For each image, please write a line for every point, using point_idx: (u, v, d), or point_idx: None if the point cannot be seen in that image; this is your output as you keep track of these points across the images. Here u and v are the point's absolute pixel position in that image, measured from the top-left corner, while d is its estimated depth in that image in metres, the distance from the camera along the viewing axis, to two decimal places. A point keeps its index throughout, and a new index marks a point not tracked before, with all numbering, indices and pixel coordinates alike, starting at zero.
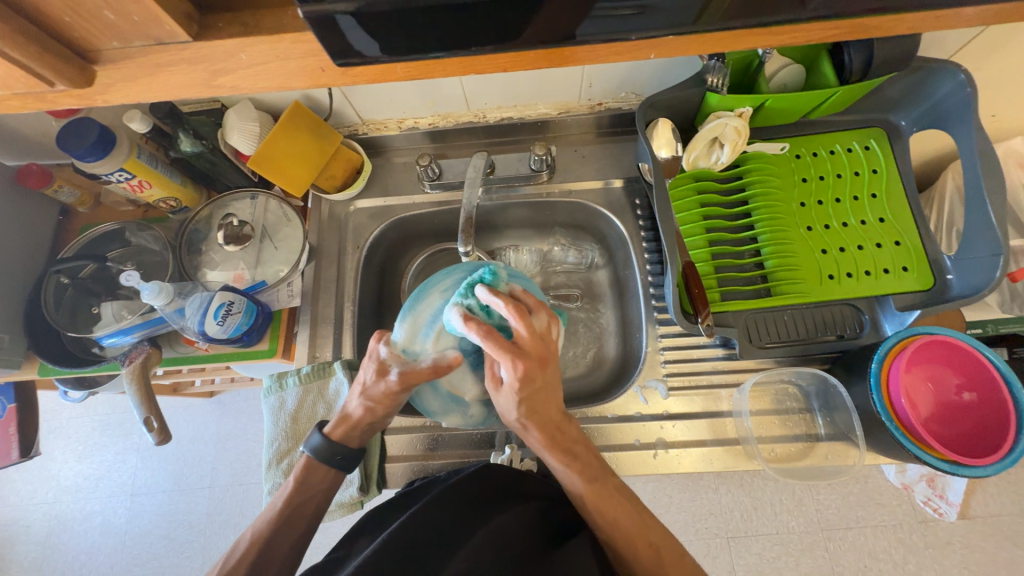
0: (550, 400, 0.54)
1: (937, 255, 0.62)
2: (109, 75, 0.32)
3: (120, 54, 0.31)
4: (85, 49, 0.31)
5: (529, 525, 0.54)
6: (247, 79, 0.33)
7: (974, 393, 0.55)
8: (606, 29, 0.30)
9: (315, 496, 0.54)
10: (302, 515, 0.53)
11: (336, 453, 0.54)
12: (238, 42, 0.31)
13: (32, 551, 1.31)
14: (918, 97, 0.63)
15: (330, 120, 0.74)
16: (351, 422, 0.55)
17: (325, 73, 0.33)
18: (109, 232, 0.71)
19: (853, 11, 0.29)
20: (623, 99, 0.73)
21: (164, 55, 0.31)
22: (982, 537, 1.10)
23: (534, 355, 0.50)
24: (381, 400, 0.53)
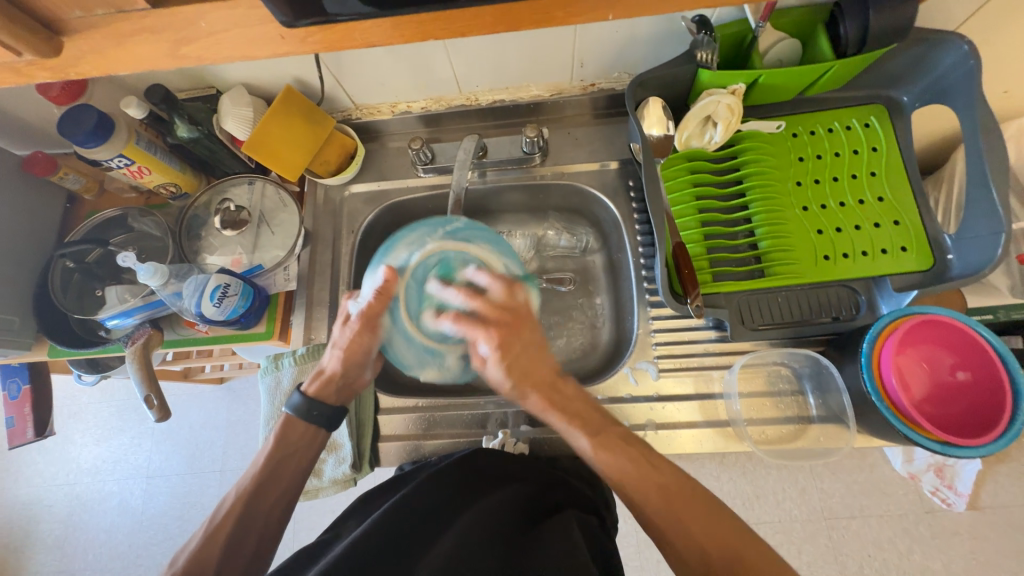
0: (537, 359, 0.55)
1: (937, 235, 0.61)
2: (77, 47, 0.34)
3: (84, 23, 0.33)
4: (51, 20, 0.33)
5: (513, 504, 0.55)
6: (209, 48, 0.33)
7: (968, 372, 0.54)
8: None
9: (297, 451, 0.56)
10: (281, 477, 0.54)
11: (314, 409, 0.57)
12: (196, 11, 0.33)
13: (56, 529, 1.37)
14: (921, 71, 0.60)
15: (323, 105, 0.75)
16: (326, 378, 0.58)
17: (284, 41, 0.34)
18: (113, 218, 0.74)
19: None
20: (616, 79, 0.72)
21: (125, 24, 0.33)
22: (992, 528, 1.08)
23: (500, 321, 0.54)
24: (350, 345, 0.57)
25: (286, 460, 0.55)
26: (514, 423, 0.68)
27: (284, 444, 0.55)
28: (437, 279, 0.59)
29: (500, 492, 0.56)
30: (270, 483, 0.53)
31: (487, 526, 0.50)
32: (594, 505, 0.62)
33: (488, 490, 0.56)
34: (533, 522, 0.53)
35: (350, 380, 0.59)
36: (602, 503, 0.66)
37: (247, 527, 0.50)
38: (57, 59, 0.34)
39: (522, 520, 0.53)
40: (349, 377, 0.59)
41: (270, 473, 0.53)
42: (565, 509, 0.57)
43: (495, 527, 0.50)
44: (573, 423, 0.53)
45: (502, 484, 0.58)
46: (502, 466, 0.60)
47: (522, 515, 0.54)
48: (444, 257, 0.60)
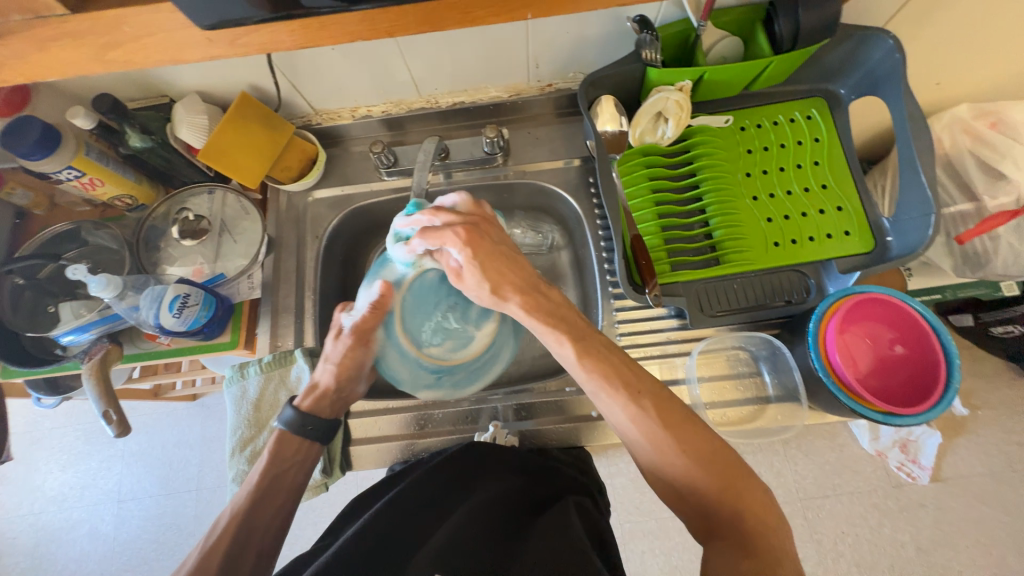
0: (508, 267, 0.54)
1: (877, 219, 0.64)
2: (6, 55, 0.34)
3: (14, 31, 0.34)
4: None
5: (507, 499, 0.56)
6: None
7: (905, 346, 0.57)
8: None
9: (292, 467, 0.59)
10: (281, 485, 0.58)
11: (308, 424, 0.60)
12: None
13: (21, 562, 1.31)
14: (853, 65, 0.64)
15: (281, 112, 0.74)
16: (319, 393, 0.62)
17: None
18: (65, 232, 0.71)
19: None
20: (572, 79, 0.74)
21: (46, 29, 0.34)
22: (954, 498, 1.14)
23: (468, 222, 0.55)
24: (344, 362, 0.61)
25: (287, 471, 0.59)
26: (505, 417, 0.68)
27: (283, 457, 0.59)
28: (435, 298, 0.62)
29: (495, 480, 0.58)
30: (271, 492, 0.57)
31: (484, 517, 0.52)
32: (586, 489, 0.65)
33: (487, 477, 0.59)
34: (527, 515, 0.56)
35: (345, 393, 0.63)
36: (595, 488, 0.68)
37: (251, 529, 0.54)
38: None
39: (517, 513, 0.55)
40: (346, 390, 0.63)
41: (275, 481, 0.58)
42: (563, 499, 0.59)
43: (494, 520, 0.52)
44: (556, 330, 0.53)
45: (500, 472, 0.59)
46: (500, 456, 0.61)
47: (516, 509, 0.56)
48: (440, 274, 0.62)
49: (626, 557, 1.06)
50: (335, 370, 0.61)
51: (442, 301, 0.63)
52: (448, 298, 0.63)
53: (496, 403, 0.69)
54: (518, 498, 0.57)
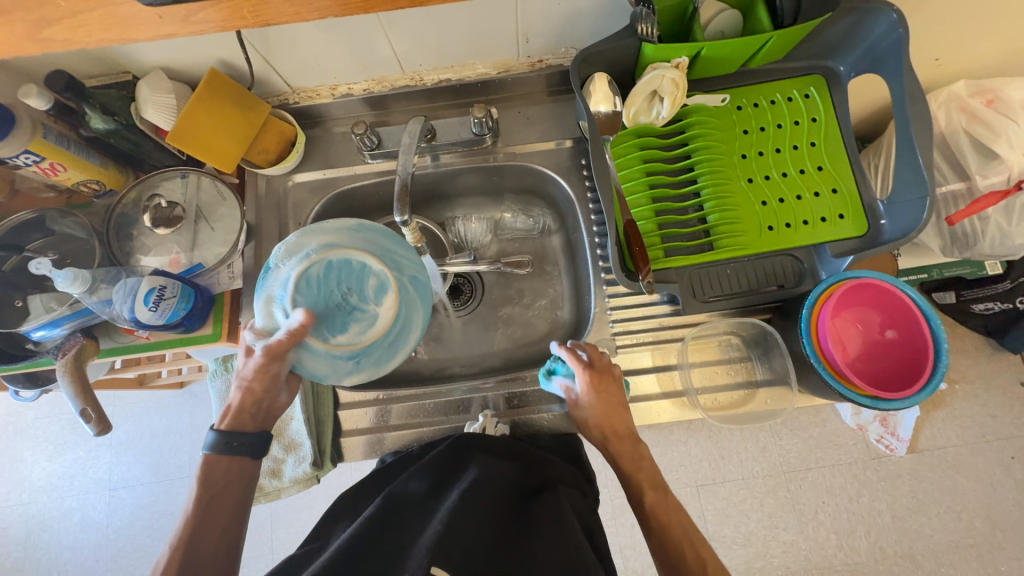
0: (619, 412, 0.58)
1: (871, 202, 0.63)
2: None
3: None
4: None
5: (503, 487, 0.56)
6: None
7: (896, 330, 0.57)
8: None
9: (227, 486, 0.53)
10: (222, 496, 0.53)
11: (233, 441, 0.54)
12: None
13: (14, 551, 1.31)
14: (854, 40, 0.62)
15: (255, 90, 0.70)
16: (236, 410, 0.54)
17: None
18: (28, 220, 0.67)
19: None
20: (563, 55, 0.71)
21: None
22: (929, 468, 1.18)
23: (598, 369, 0.59)
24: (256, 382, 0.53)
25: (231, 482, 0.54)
26: (495, 405, 0.68)
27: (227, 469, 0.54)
28: (323, 286, 0.51)
29: (487, 468, 0.57)
30: (219, 506, 0.52)
31: (477, 502, 0.52)
32: (578, 481, 0.64)
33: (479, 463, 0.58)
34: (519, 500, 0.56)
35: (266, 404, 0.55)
36: (586, 480, 0.68)
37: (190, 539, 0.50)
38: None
39: (509, 496, 0.56)
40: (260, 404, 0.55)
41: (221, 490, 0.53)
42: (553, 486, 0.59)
43: (489, 502, 0.53)
44: (637, 475, 0.57)
45: (493, 460, 0.59)
46: (489, 448, 0.61)
47: (509, 494, 0.56)
48: (327, 263, 0.51)
49: (616, 530, 1.10)
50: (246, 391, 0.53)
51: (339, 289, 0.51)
52: (340, 284, 0.52)
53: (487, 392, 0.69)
54: (510, 484, 0.57)
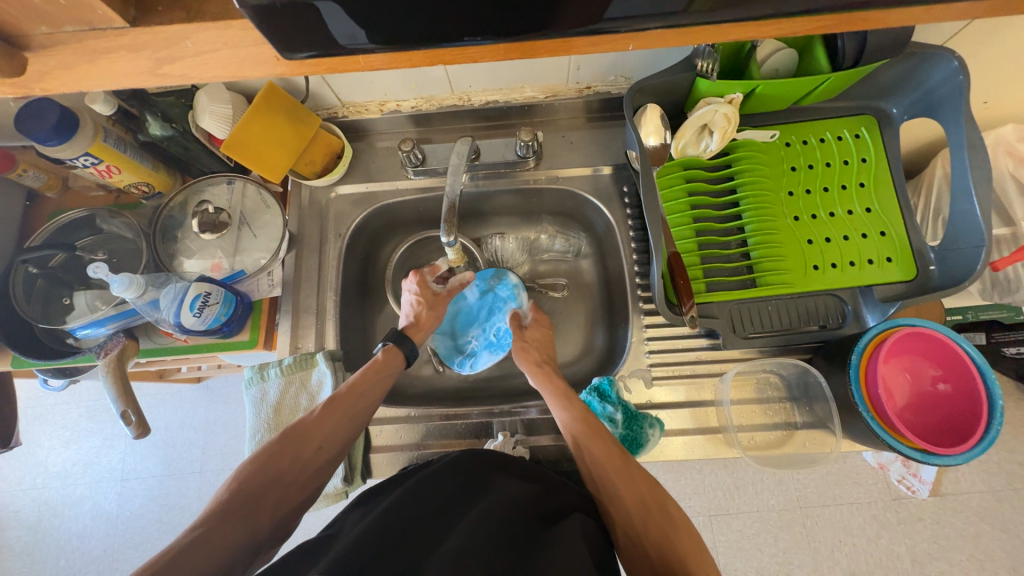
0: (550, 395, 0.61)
1: (921, 246, 0.62)
2: (43, 63, 0.31)
3: (51, 40, 0.31)
4: (13, 35, 0.30)
5: (520, 502, 0.52)
6: (196, 68, 0.32)
7: (949, 384, 0.56)
8: (588, 24, 0.30)
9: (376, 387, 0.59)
10: (313, 451, 0.53)
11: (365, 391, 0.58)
12: (183, 30, 0.31)
13: (24, 535, 1.31)
14: (910, 84, 0.61)
15: (307, 103, 0.72)
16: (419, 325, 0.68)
17: (281, 63, 0.32)
18: (79, 219, 0.69)
19: (825, 3, 0.29)
20: (612, 82, 0.71)
21: (99, 41, 0.31)
22: (952, 513, 1.15)
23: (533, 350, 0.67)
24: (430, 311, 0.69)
25: (317, 443, 0.53)
26: (513, 429, 0.67)
27: (325, 419, 0.54)
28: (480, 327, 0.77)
29: (502, 488, 0.53)
30: (288, 472, 0.51)
31: (500, 524, 0.48)
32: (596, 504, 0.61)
33: (504, 482, 0.54)
34: (540, 523, 0.50)
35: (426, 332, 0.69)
36: None
37: (272, 487, 0.49)
38: (20, 75, 0.31)
39: (527, 517, 0.50)
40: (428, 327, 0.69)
41: (310, 441, 0.53)
42: (573, 512, 0.53)
43: (507, 526, 0.48)
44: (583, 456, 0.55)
45: (508, 482, 0.54)
46: (514, 471, 0.57)
47: (533, 514, 0.51)
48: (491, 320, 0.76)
49: None
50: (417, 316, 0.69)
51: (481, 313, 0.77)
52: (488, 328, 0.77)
53: (506, 414, 0.68)
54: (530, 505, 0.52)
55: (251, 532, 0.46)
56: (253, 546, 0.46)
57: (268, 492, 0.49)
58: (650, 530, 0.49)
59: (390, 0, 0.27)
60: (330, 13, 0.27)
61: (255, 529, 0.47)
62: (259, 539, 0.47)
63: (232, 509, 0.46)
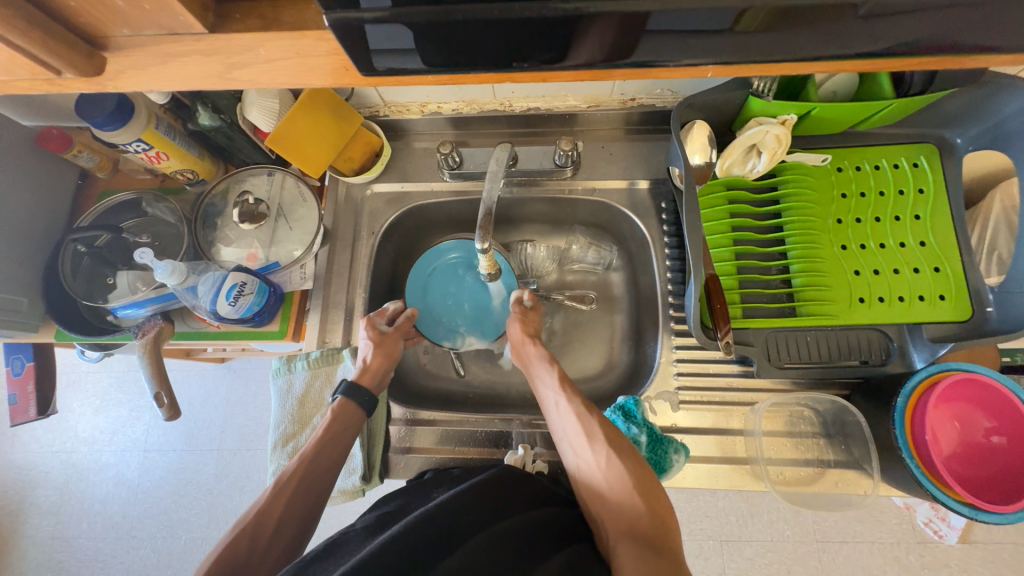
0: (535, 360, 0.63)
1: (978, 286, 0.58)
2: (120, 63, 0.32)
3: (131, 42, 0.32)
4: (95, 35, 0.31)
5: (540, 527, 0.50)
6: (265, 74, 0.32)
7: (1004, 437, 0.54)
8: (657, 49, 0.29)
9: (331, 455, 0.58)
10: (285, 508, 0.53)
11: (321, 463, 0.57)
12: (256, 38, 0.31)
13: (51, 495, 1.37)
14: (980, 114, 0.58)
15: (351, 100, 0.72)
16: (371, 370, 0.64)
17: (349, 73, 0.32)
18: (127, 201, 0.71)
19: (913, 39, 0.28)
20: (658, 96, 0.69)
21: (174, 45, 0.32)
22: (982, 563, 1.08)
23: (528, 318, 0.68)
24: (378, 356, 0.64)
25: (276, 520, 0.52)
26: (532, 442, 0.66)
27: (279, 498, 0.53)
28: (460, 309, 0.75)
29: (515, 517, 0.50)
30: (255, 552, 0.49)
31: (503, 548, 0.46)
32: None
33: (515, 508, 0.52)
34: (549, 548, 0.49)
35: (377, 380, 0.64)
36: None
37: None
38: (99, 73, 0.32)
39: (538, 544, 0.48)
40: (378, 372, 0.64)
41: (281, 501, 0.53)
42: (575, 542, 0.52)
43: (511, 554, 0.46)
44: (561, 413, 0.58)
45: (520, 509, 0.52)
46: (530, 492, 0.56)
47: (546, 539, 0.49)
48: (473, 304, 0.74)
49: None
50: (367, 360, 0.64)
51: (443, 286, 0.76)
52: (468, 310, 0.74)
53: (524, 426, 0.67)
54: (543, 527, 0.51)
55: None
56: None
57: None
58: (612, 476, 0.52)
59: (462, 22, 0.26)
60: (398, 31, 0.27)
61: None
62: None
63: None
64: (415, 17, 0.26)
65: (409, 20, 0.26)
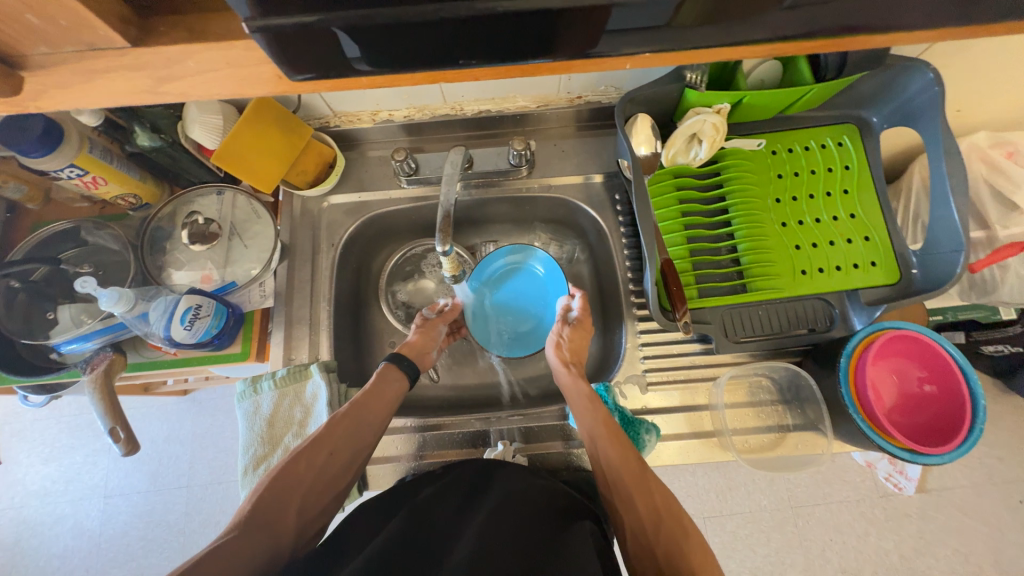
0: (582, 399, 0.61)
1: (903, 251, 0.64)
2: (40, 82, 0.31)
3: (51, 59, 0.31)
4: (11, 54, 0.30)
5: (531, 496, 0.53)
6: (197, 86, 0.32)
7: (935, 385, 0.59)
8: (580, 44, 0.31)
9: (383, 403, 0.61)
10: (326, 458, 0.54)
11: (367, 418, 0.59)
12: (184, 49, 0.31)
13: (0, 557, 1.26)
14: (890, 93, 0.63)
15: (298, 113, 0.71)
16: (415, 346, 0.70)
17: (283, 81, 0.32)
18: (62, 231, 0.67)
19: (810, 25, 0.31)
20: (602, 92, 0.72)
21: (98, 61, 0.31)
22: (937, 509, 1.17)
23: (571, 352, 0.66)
24: (419, 334, 0.71)
25: (327, 454, 0.55)
26: (511, 438, 0.67)
27: (330, 434, 0.56)
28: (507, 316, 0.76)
29: (504, 488, 0.54)
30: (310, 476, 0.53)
31: (502, 527, 0.48)
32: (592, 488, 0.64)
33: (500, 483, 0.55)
34: (551, 528, 0.49)
35: (420, 355, 0.69)
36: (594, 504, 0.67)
37: (289, 496, 0.50)
38: (18, 93, 0.31)
39: (536, 514, 0.50)
40: (418, 345, 0.69)
41: (322, 452, 0.54)
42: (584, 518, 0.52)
43: (510, 531, 0.48)
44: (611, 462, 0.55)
45: (511, 477, 0.55)
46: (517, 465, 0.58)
47: (540, 511, 0.51)
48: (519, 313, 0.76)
49: None
50: (411, 340, 0.70)
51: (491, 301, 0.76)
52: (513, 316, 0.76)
53: (502, 423, 0.68)
54: (538, 507, 0.51)
55: (275, 541, 0.47)
56: (277, 554, 0.47)
57: (280, 502, 0.50)
58: (662, 537, 0.50)
59: (386, 24, 0.27)
60: (322, 36, 0.27)
61: (277, 539, 0.48)
62: (281, 549, 0.47)
63: (259, 518, 0.48)
64: (340, 21, 0.26)
65: (334, 24, 0.26)
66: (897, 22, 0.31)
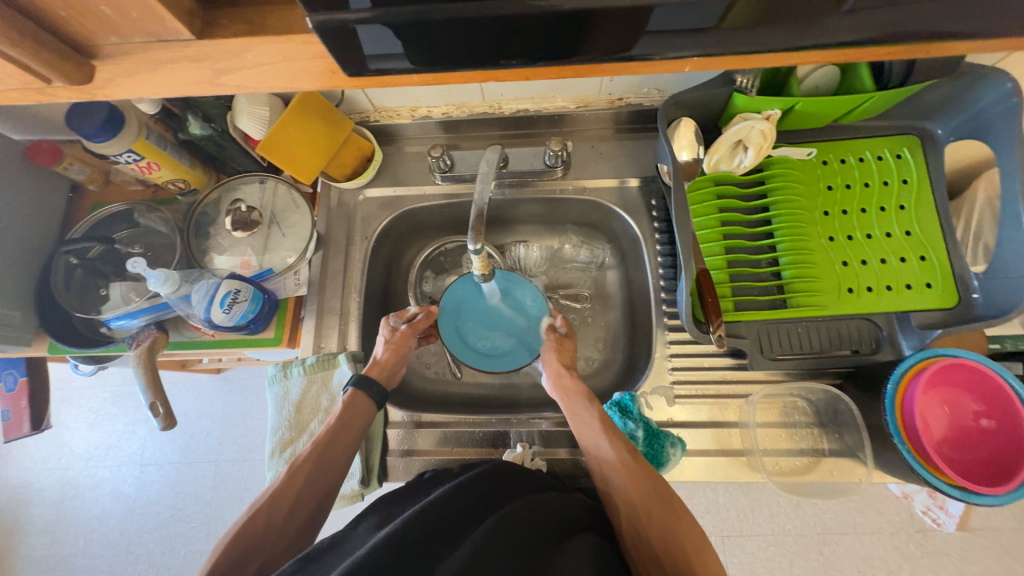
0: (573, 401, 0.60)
1: (963, 273, 0.59)
2: (109, 71, 0.33)
3: (119, 49, 0.32)
4: (84, 44, 0.32)
5: (541, 511, 0.51)
6: (252, 78, 0.33)
7: (993, 420, 0.55)
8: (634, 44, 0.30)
9: (348, 434, 0.58)
10: (288, 509, 0.52)
11: (330, 459, 0.56)
12: (243, 42, 0.31)
13: (46, 512, 1.36)
14: (960, 103, 0.59)
15: (341, 107, 0.73)
16: (382, 364, 0.65)
17: (335, 75, 0.33)
18: (118, 213, 0.71)
19: (883, 28, 0.29)
20: (644, 94, 0.70)
21: (162, 52, 0.32)
22: (981, 550, 1.09)
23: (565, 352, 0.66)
24: (388, 351, 0.65)
25: (290, 502, 0.53)
26: (530, 441, 0.67)
27: (294, 478, 0.54)
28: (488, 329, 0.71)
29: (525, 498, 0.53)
30: (268, 530, 0.50)
31: (512, 532, 0.47)
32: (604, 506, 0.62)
33: (510, 498, 0.53)
34: (542, 545, 0.47)
35: (390, 376, 0.64)
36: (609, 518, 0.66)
37: (253, 553, 0.49)
38: (88, 81, 0.33)
39: (546, 536, 0.49)
40: (388, 366, 0.64)
41: (285, 500, 0.52)
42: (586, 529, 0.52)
43: (522, 543, 0.46)
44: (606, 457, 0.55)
45: (529, 492, 0.54)
46: (529, 481, 0.57)
47: (543, 534, 0.49)
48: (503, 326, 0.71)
49: None
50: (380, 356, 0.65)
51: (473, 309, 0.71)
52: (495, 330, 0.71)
53: (522, 425, 0.68)
54: (539, 518, 0.50)
55: None
56: None
57: (243, 558, 0.48)
58: (657, 527, 0.49)
59: (442, 20, 0.27)
60: (379, 33, 0.27)
61: None
62: None
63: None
64: (397, 16, 0.26)
65: (390, 19, 0.26)
66: (984, 27, 0.29)
